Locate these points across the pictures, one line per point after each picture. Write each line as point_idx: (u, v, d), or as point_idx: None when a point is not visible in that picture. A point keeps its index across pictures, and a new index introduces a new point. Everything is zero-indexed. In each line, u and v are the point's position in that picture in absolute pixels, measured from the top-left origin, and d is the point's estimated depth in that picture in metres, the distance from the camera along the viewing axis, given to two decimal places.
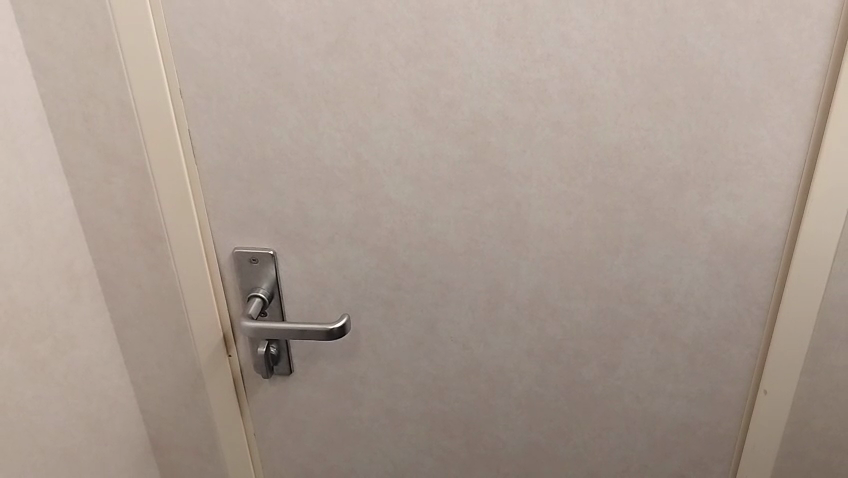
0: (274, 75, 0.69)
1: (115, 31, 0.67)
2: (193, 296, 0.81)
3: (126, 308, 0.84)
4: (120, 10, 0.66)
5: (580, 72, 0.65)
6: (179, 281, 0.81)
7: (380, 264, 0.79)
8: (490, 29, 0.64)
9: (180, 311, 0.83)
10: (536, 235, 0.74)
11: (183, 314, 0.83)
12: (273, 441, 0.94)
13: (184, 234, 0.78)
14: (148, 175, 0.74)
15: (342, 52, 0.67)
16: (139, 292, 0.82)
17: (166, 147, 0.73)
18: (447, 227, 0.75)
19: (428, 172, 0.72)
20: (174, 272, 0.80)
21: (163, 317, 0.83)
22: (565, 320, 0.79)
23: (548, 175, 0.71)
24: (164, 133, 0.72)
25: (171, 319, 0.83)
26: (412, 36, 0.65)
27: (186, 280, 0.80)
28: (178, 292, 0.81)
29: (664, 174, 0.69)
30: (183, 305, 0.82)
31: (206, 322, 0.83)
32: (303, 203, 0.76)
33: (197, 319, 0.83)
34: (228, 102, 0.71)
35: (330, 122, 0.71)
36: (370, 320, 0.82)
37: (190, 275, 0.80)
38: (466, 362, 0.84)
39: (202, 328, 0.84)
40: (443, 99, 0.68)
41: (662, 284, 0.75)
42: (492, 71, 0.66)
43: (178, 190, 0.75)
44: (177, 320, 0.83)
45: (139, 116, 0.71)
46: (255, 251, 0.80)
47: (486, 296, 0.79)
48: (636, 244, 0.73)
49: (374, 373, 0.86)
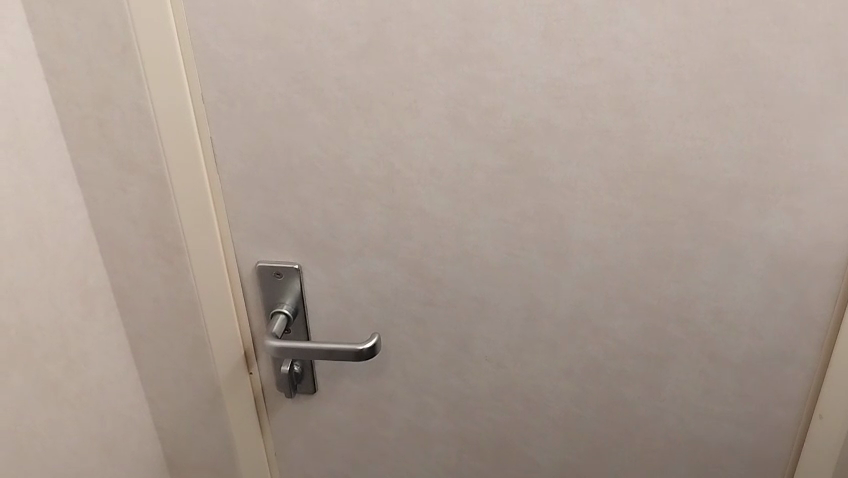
0: (302, 79, 0.65)
1: (130, 31, 0.61)
2: (212, 310, 0.77)
3: (142, 323, 0.79)
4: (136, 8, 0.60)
5: (633, 77, 0.60)
6: (197, 294, 0.76)
7: (411, 279, 0.74)
8: (536, 31, 0.59)
9: (199, 326, 0.78)
10: (579, 250, 0.70)
11: (203, 329, 0.78)
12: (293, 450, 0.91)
13: (203, 244, 0.74)
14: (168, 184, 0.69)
15: (375, 55, 0.62)
16: (155, 306, 0.78)
17: (186, 154, 0.69)
18: (483, 240, 0.71)
19: (465, 183, 0.68)
20: (193, 286, 0.75)
21: (180, 332, 0.79)
22: (606, 338, 0.75)
23: (594, 186, 0.66)
24: (183, 139, 0.68)
25: (189, 334, 0.79)
26: (451, 38, 0.61)
27: (205, 293, 0.76)
28: (197, 307, 0.77)
29: (720, 187, 0.64)
30: (202, 318, 0.77)
31: (227, 336, 0.79)
32: (330, 215, 0.72)
33: (217, 334, 0.79)
34: (253, 107, 0.67)
35: (362, 130, 0.66)
36: (399, 337, 0.78)
37: (209, 288, 0.76)
38: (500, 381, 0.79)
39: (222, 343, 0.79)
40: (482, 105, 0.64)
41: (713, 302, 0.71)
42: (538, 75, 0.61)
43: (198, 199, 0.71)
44: (195, 336, 0.79)
45: (158, 122, 0.66)
46: (280, 264, 0.76)
47: (524, 313, 0.75)
48: (686, 259, 0.69)
49: (402, 391, 0.82)
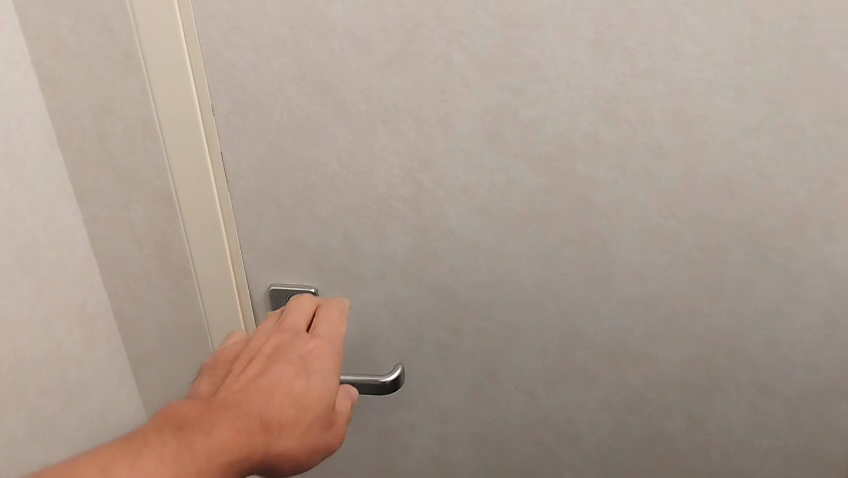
0: (324, 90, 0.59)
1: (136, 36, 0.57)
2: (221, 334, 0.72)
3: (145, 349, 0.74)
4: (142, 12, 0.56)
5: (690, 90, 0.55)
6: (205, 316, 0.71)
7: (437, 304, 0.69)
8: (585, 38, 0.54)
9: (207, 351, 0.73)
10: (623, 275, 0.64)
11: (210, 354, 0.73)
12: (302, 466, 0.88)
13: (213, 267, 0.68)
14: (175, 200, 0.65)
15: (405, 64, 0.57)
16: (161, 330, 0.72)
17: (193, 170, 0.63)
18: (518, 264, 0.65)
19: (500, 203, 0.62)
20: (201, 307, 0.70)
21: (186, 358, 0.73)
22: (649, 368, 0.69)
23: (642, 207, 0.60)
24: (192, 155, 0.62)
25: (195, 361, 0.73)
26: (490, 47, 0.55)
27: (213, 316, 0.71)
28: (204, 330, 0.72)
29: (782, 209, 0.59)
30: (210, 343, 0.72)
31: None
32: (352, 236, 0.66)
33: None
34: (269, 120, 0.61)
35: (387, 145, 0.61)
36: (423, 365, 0.73)
37: (218, 312, 0.70)
38: (531, 411, 0.74)
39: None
40: (523, 119, 0.58)
41: (766, 330, 0.65)
42: (585, 87, 0.56)
43: (207, 219, 0.65)
44: (202, 360, 0.74)
45: (163, 133, 0.61)
46: (295, 288, 0.70)
47: (559, 341, 0.69)
48: (740, 286, 0.63)
49: (426, 421, 0.76)
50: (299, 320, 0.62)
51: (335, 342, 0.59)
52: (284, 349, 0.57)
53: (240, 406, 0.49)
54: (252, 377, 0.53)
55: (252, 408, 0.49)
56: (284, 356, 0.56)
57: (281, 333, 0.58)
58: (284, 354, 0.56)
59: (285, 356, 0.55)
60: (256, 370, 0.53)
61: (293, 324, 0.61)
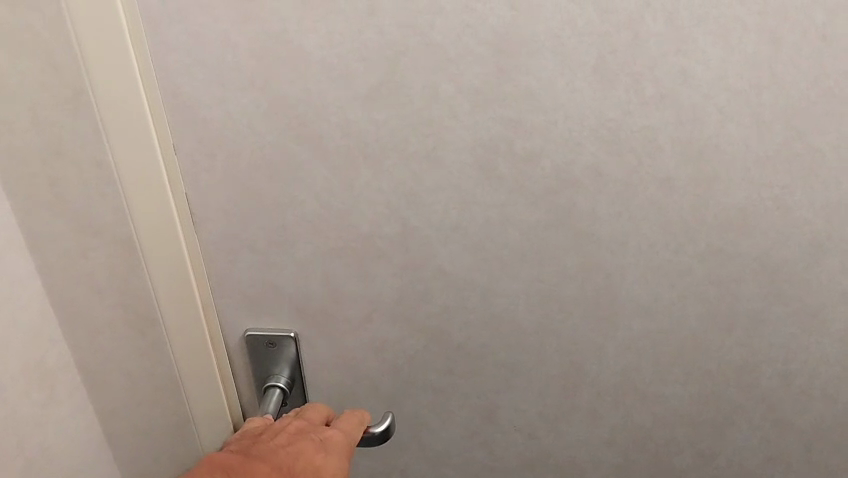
0: (298, 125, 0.53)
1: (82, 61, 0.47)
2: (197, 384, 0.64)
3: (115, 406, 0.64)
4: (88, 33, 0.47)
5: (703, 116, 0.50)
6: (177, 368, 0.62)
7: (429, 346, 0.64)
8: (586, 64, 0.49)
9: (181, 402, 0.64)
10: (629, 312, 0.60)
11: (185, 406, 0.64)
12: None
13: (183, 313, 0.59)
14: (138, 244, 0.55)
15: (388, 95, 0.51)
16: (130, 388, 0.63)
17: (156, 206, 0.54)
18: (515, 303, 0.60)
19: (495, 241, 0.57)
20: (172, 359, 0.61)
21: (159, 412, 0.65)
22: (657, 405, 0.65)
23: (649, 242, 0.56)
24: (152, 191, 0.54)
25: (170, 414, 0.65)
26: (482, 75, 0.50)
27: (186, 366, 0.62)
28: (177, 383, 0.63)
29: (799, 240, 0.55)
30: (185, 394, 0.64)
31: (213, 412, 0.66)
32: (334, 278, 0.60)
33: (204, 410, 0.65)
34: (239, 158, 0.55)
35: (371, 182, 0.55)
36: (415, 409, 0.68)
37: (191, 360, 0.62)
38: (531, 452, 0.69)
39: (209, 421, 0.66)
40: (518, 151, 0.53)
41: (782, 365, 0.61)
42: (588, 116, 0.51)
43: (174, 257, 0.57)
44: (177, 414, 0.65)
45: (119, 172, 0.52)
46: (273, 333, 0.64)
47: (561, 380, 0.64)
48: (754, 321, 0.59)
49: (418, 465, 0.72)
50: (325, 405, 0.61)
51: (353, 433, 0.58)
52: (306, 429, 0.56)
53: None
54: (273, 449, 0.53)
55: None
56: (304, 435, 0.56)
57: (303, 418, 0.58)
58: (305, 433, 0.56)
59: (307, 436, 0.55)
60: (278, 446, 0.53)
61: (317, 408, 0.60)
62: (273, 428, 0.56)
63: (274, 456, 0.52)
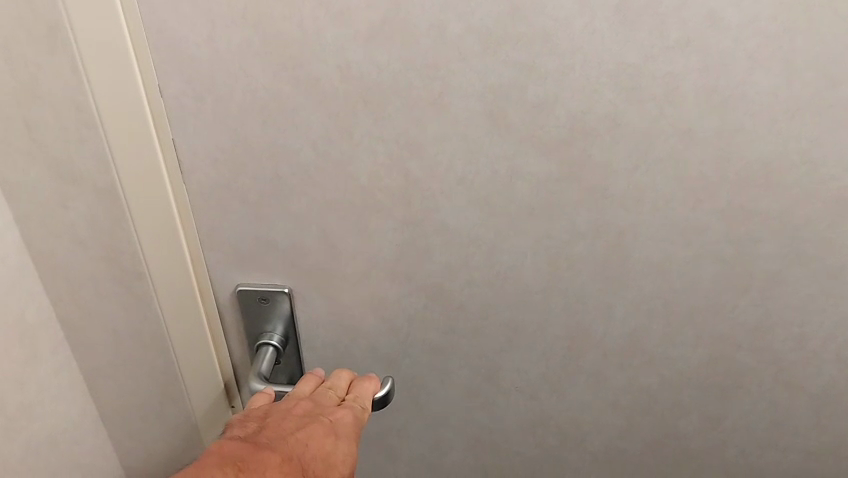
0: (293, 67, 0.49)
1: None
2: (186, 344, 0.60)
3: (98, 361, 0.61)
4: None
5: (729, 63, 0.46)
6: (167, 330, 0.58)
7: (429, 305, 0.61)
8: (607, 3, 0.45)
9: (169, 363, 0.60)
10: (640, 271, 0.57)
11: (174, 369, 0.61)
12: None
13: (171, 267, 0.57)
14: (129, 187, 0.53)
15: (390, 35, 0.47)
16: (114, 346, 0.60)
17: (137, 149, 0.50)
18: (521, 261, 0.57)
19: (501, 195, 0.54)
20: (162, 320, 0.58)
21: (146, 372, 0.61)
22: (664, 368, 0.63)
23: (666, 198, 0.53)
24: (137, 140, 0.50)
25: (156, 376, 0.62)
26: (493, 14, 0.46)
27: (176, 326, 0.59)
28: (166, 345, 0.59)
29: (824, 198, 0.52)
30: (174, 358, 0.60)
31: (200, 366, 0.63)
32: (330, 233, 0.57)
33: (192, 365, 0.62)
34: (229, 102, 0.51)
35: (371, 130, 0.52)
36: (413, 369, 0.65)
37: (181, 320, 0.59)
38: (532, 413, 0.67)
39: (197, 379, 0.63)
40: (530, 99, 0.49)
41: (797, 327, 0.59)
42: (605, 62, 0.47)
43: (158, 200, 0.53)
44: (165, 376, 0.62)
45: (103, 122, 0.47)
46: (265, 288, 0.60)
47: (566, 341, 0.62)
48: (771, 282, 0.56)
49: (416, 426, 0.70)
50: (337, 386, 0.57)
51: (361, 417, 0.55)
52: (314, 411, 0.53)
53: (271, 464, 0.46)
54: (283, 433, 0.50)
55: (279, 467, 0.46)
56: (314, 417, 0.53)
57: (310, 399, 0.55)
58: (313, 415, 0.53)
59: (317, 417, 0.53)
60: (288, 427, 0.51)
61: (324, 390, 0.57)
62: (279, 411, 0.52)
63: (286, 441, 0.49)
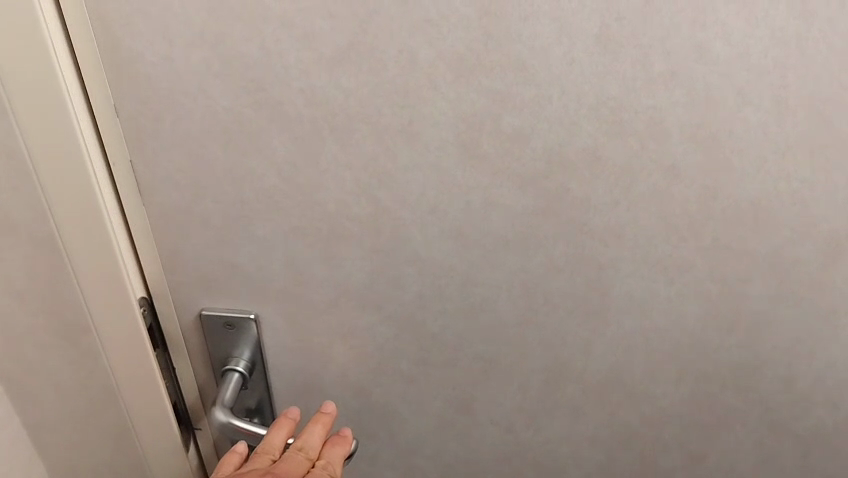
0: (255, 89, 0.46)
1: None
2: (134, 388, 0.58)
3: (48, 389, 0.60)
4: None
5: (716, 99, 0.44)
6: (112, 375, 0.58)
7: (401, 335, 0.58)
8: (587, 33, 0.42)
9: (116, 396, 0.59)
10: (621, 307, 0.54)
11: (124, 406, 0.60)
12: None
13: (118, 324, 0.54)
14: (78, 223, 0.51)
15: (357, 60, 0.45)
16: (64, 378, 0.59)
17: (74, 195, 0.48)
18: (497, 293, 0.55)
19: (475, 226, 0.51)
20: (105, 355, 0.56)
21: (95, 409, 0.60)
22: (645, 405, 0.60)
23: (648, 234, 0.50)
24: (76, 199, 0.48)
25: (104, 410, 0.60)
26: (467, 41, 0.43)
27: (125, 376, 0.58)
28: (115, 391, 0.59)
29: (814, 239, 0.49)
30: (120, 395, 0.59)
31: (152, 416, 0.60)
32: (297, 260, 0.54)
33: (142, 409, 0.60)
34: (189, 124, 0.48)
35: (338, 157, 0.49)
36: (384, 399, 0.63)
37: (130, 372, 0.57)
38: (509, 445, 0.65)
39: (147, 423, 0.61)
40: (506, 130, 0.46)
41: (784, 369, 0.56)
42: (585, 93, 0.44)
43: (102, 252, 0.51)
44: (114, 413, 0.60)
45: (32, 158, 0.47)
46: (231, 313, 0.58)
47: (543, 375, 0.59)
48: (758, 322, 0.54)
49: (388, 453, 0.67)
50: (311, 441, 0.57)
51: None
52: None
53: None
54: None
55: None
56: None
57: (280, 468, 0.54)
58: None
59: None
60: None
61: (297, 448, 0.57)
62: None
63: None
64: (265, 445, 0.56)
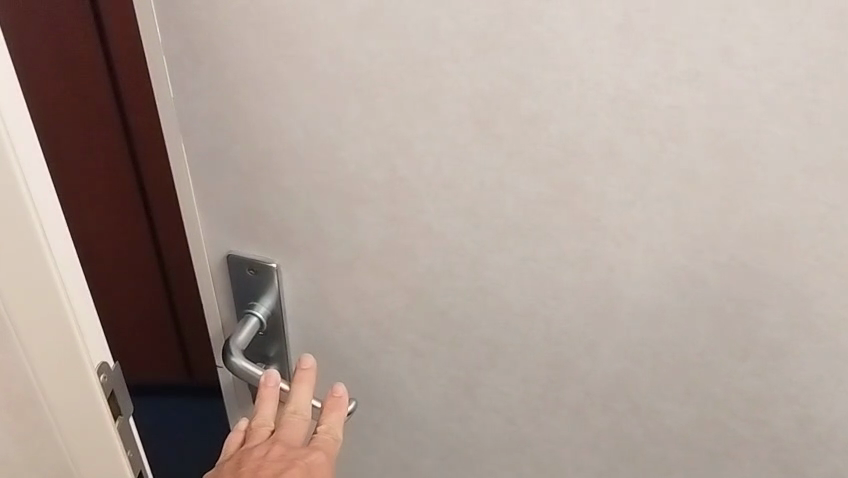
0: (285, 44, 0.48)
1: None
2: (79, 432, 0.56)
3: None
4: None
5: (742, 105, 0.41)
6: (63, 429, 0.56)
7: (411, 306, 0.59)
8: (609, 22, 0.41)
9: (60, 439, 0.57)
10: (630, 312, 0.52)
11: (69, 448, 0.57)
12: (221, 388, 1.19)
13: (64, 384, 0.53)
14: (47, 46, 0.84)
15: (381, 25, 0.45)
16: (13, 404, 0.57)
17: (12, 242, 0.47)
18: (505, 279, 0.54)
19: (488, 206, 0.51)
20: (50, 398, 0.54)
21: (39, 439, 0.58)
22: (650, 420, 0.58)
23: (662, 240, 0.48)
24: (33, 277, 0.48)
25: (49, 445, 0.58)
26: (488, 16, 0.43)
27: (76, 434, 0.56)
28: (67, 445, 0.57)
29: (841, 272, 0.45)
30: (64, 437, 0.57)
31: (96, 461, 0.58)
32: (317, 217, 0.56)
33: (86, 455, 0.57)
34: (223, 71, 0.50)
35: (359, 120, 0.50)
36: (391, 367, 0.63)
37: (80, 432, 0.56)
38: (510, 436, 0.64)
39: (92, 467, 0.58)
40: (522, 112, 0.46)
41: (799, 406, 0.53)
42: (605, 82, 0.43)
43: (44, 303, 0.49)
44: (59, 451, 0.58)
45: None
46: (255, 259, 0.60)
47: (548, 370, 0.58)
48: (774, 351, 0.51)
49: (393, 423, 0.68)
50: (301, 402, 0.61)
51: (331, 440, 0.60)
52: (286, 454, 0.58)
53: None
54: None
55: None
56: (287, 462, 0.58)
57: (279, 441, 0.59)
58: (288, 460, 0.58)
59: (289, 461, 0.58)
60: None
61: (291, 411, 0.60)
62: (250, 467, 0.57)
63: None
64: (258, 420, 0.60)
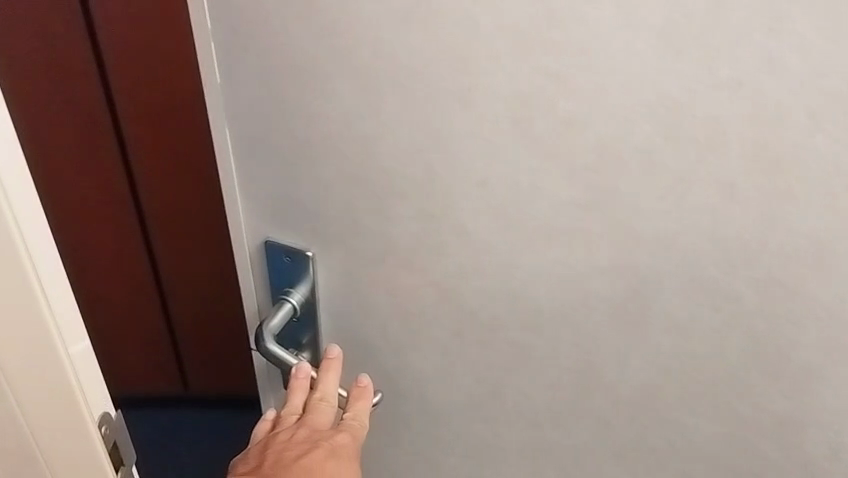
0: (328, 36, 0.48)
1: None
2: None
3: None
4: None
5: (784, 117, 0.40)
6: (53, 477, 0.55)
7: (441, 302, 0.59)
8: (651, 26, 0.40)
9: None
10: (661, 323, 0.51)
11: None
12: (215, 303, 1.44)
13: (61, 436, 0.52)
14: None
15: (422, 20, 0.45)
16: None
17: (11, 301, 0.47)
18: (535, 281, 0.54)
19: (520, 207, 0.50)
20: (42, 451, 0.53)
21: None
22: (676, 434, 0.57)
23: (696, 251, 0.47)
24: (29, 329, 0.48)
25: None
26: (529, 16, 0.42)
27: None
28: None
29: None
30: None
31: None
32: (352, 208, 0.56)
33: None
34: (267, 60, 0.51)
35: (397, 114, 0.50)
36: (419, 362, 0.64)
37: None
38: (534, 439, 0.64)
39: None
40: (559, 114, 0.45)
41: (832, 433, 0.51)
42: (644, 87, 0.42)
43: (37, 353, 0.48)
44: None
45: None
46: (291, 246, 0.61)
47: (574, 376, 0.57)
48: (808, 375, 0.49)
49: (418, 417, 0.68)
50: (327, 388, 0.63)
51: (358, 426, 0.63)
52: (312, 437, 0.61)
53: None
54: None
55: None
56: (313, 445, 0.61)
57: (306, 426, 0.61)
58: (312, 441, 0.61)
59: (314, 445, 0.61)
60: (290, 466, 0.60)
61: (319, 399, 0.62)
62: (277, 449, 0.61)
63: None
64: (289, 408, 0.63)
